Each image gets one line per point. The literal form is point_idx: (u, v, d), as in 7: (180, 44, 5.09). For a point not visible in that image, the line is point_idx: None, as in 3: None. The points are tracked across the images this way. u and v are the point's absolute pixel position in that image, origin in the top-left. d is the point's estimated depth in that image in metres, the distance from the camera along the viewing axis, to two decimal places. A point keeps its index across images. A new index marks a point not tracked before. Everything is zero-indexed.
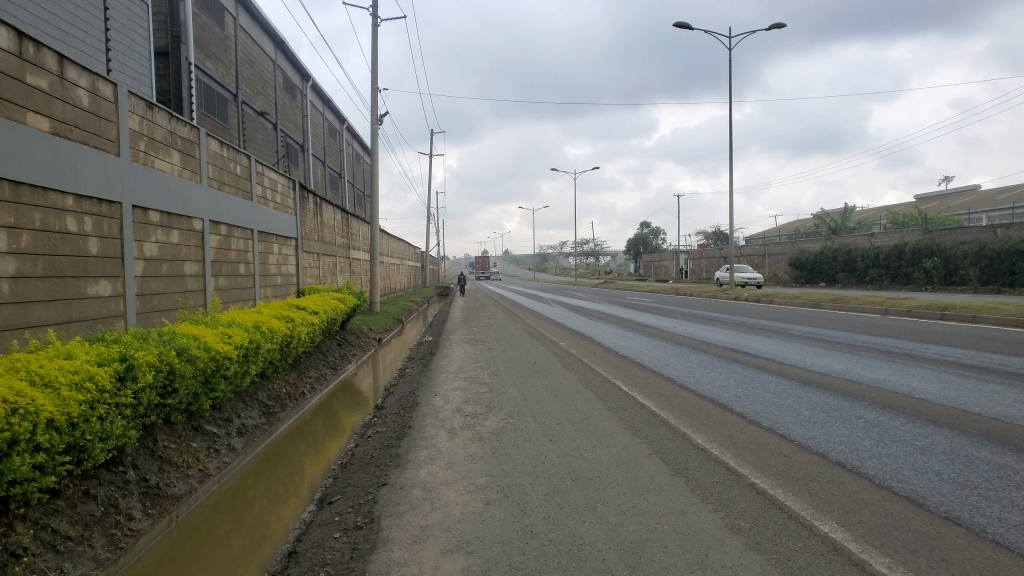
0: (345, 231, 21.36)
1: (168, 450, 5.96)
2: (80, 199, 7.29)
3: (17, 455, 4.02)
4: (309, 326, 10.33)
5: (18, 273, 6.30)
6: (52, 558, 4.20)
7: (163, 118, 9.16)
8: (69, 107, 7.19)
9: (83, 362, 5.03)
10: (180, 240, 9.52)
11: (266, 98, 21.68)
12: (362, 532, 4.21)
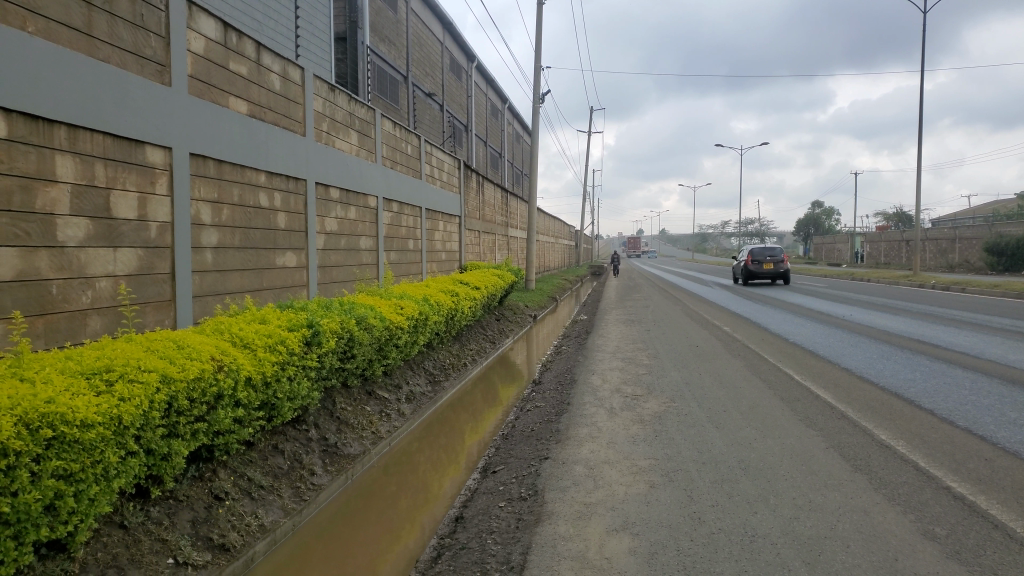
0: (505, 209, 21.74)
1: (345, 412, 6.37)
2: (271, 176, 7.87)
3: (221, 409, 4.48)
4: (471, 300, 10.64)
5: (220, 243, 6.95)
6: (249, 504, 4.70)
7: (344, 100, 9.70)
8: (264, 91, 7.78)
9: (276, 327, 5.44)
10: (356, 216, 10.08)
11: (434, 79, 22.41)
12: (527, 503, 4.29)
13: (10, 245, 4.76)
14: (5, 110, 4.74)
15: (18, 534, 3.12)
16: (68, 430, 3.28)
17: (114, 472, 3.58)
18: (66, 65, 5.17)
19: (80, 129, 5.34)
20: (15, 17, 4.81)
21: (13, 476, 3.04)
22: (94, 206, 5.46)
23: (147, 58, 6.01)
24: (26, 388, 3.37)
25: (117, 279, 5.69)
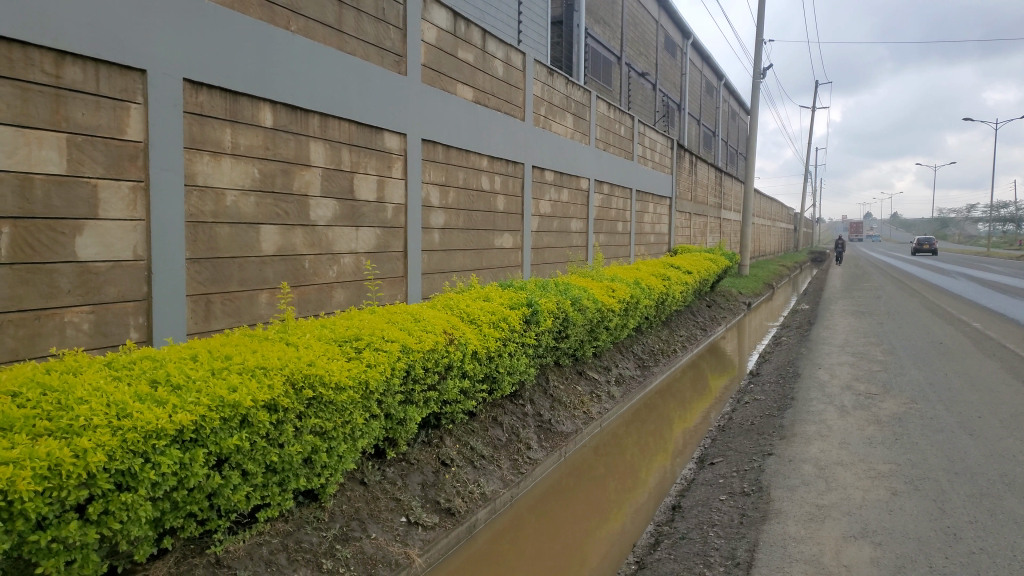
0: (718, 191, 20.91)
1: (558, 391, 6.48)
2: (492, 160, 8.15)
3: (450, 380, 4.72)
4: (682, 285, 10.37)
5: (445, 225, 7.33)
6: (472, 472, 4.92)
7: (561, 83, 9.81)
8: (488, 77, 8.06)
9: (499, 304, 5.63)
10: (569, 199, 10.19)
11: (648, 59, 21.95)
12: (750, 499, 4.09)
13: (272, 223, 5.35)
14: (271, 102, 5.31)
15: (283, 481, 3.54)
16: (324, 391, 3.63)
17: (359, 432, 3.92)
18: (321, 59, 5.68)
19: (331, 118, 5.85)
20: (282, 18, 5.37)
21: (281, 429, 3.42)
22: (341, 187, 5.97)
23: (387, 49, 6.45)
24: (292, 351, 3.76)
25: (357, 256, 6.21)
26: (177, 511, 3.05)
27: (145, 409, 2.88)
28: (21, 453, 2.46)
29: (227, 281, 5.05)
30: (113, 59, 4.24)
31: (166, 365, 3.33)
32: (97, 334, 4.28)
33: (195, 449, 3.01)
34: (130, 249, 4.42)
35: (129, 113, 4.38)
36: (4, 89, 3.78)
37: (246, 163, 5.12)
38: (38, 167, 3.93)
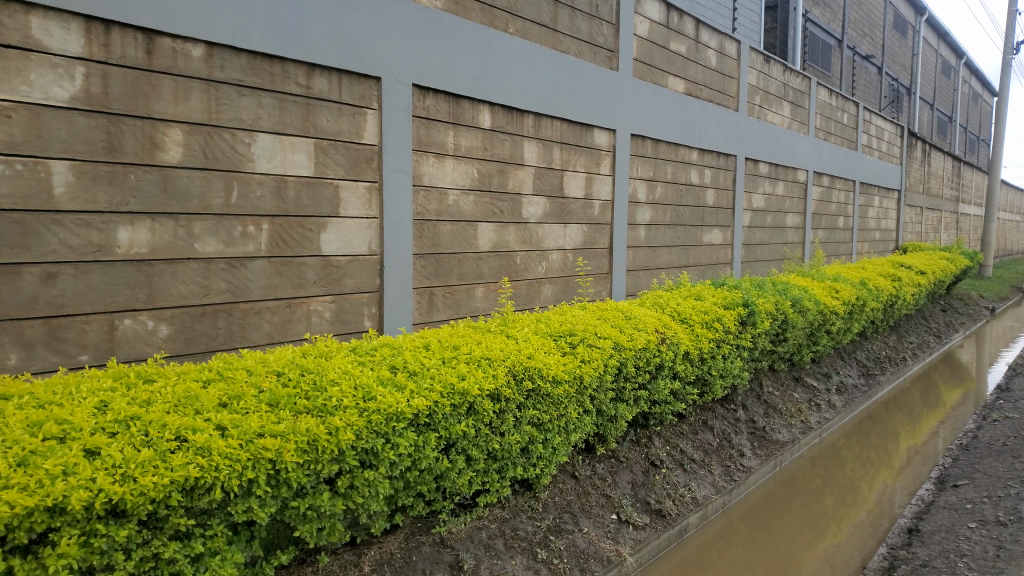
0: (954, 182, 18.80)
1: (773, 397, 6.17)
2: (703, 153, 7.90)
3: (662, 379, 4.65)
4: (913, 287, 9.44)
5: (653, 221, 7.23)
6: (681, 474, 4.79)
7: (778, 70, 9.32)
8: (701, 68, 7.81)
9: (712, 304, 5.44)
10: (784, 192, 9.63)
11: (873, 40, 20.16)
12: (1007, 530, 3.63)
13: (489, 221, 5.61)
14: (490, 104, 5.52)
15: (502, 469, 3.67)
16: (543, 384, 3.71)
17: (573, 425, 3.97)
18: (537, 59, 5.81)
19: (545, 117, 5.97)
20: (501, 21, 5.56)
21: (503, 418, 3.55)
22: (551, 185, 6.09)
23: (600, 46, 6.46)
24: (513, 344, 3.87)
25: (566, 252, 6.30)
26: (408, 490, 3.25)
27: (386, 393, 3.10)
28: (285, 427, 2.74)
29: (447, 275, 5.38)
30: (354, 68, 4.63)
31: (403, 353, 3.57)
32: (337, 322, 4.76)
33: (427, 433, 3.21)
34: (365, 244, 4.86)
35: (366, 118, 4.77)
36: (267, 100, 4.28)
37: (466, 163, 5.38)
38: (291, 170, 4.43)
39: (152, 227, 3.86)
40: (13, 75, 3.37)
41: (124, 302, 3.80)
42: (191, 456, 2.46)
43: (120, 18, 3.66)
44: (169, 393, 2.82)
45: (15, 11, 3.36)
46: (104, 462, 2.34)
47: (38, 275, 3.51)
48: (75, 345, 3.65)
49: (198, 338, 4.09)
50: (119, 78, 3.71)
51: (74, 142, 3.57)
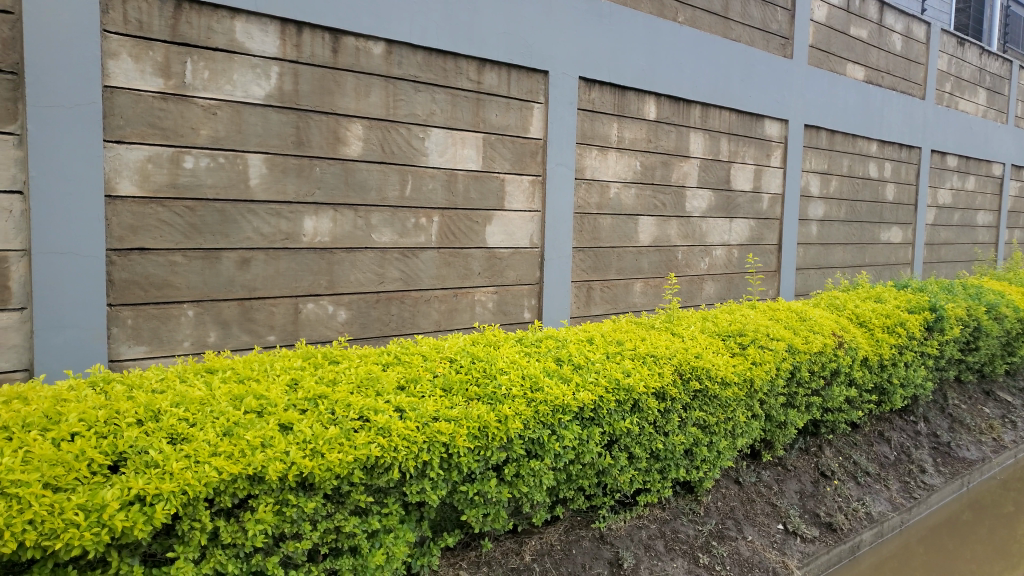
0: None
1: (958, 411, 5.67)
2: (883, 145, 7.38)
3: (836, 386, 4.38)
4: None
5: (825, 216, 6.86)
6: (854, 487, 4.48)
7: (973, 54, 8.52)
8: (885, 54, 7.27)
9: (895, 307, 5.06)
10: (976, 187, 8.80)
11: None
12: None
13: (651, 215, 5.58)
14: (657, 95, 5.50)
15: (664, 469, 3.58)
16: (711, 384, 3.58)
17: (740, 430, 3.82)
18: (706, 48, 5.70)
19: (713, 108, 5.86)
20: (671, 10, 5.51)
21: (667, 418, 3.47)
22: (717, 178, 5.97)
23: (774, 33, 6.21)
24: (680, 342, 3.77)
25: (730, 247, 6.15)
26: (570, 483, 3.24)
27: (553, 385, 3.11)
28: (458, 413, 2.82)
29: (607, 270, 5.36)
30: (523, 63, 4.73)
31: (569, 345, 3.57)
32: (499, 313, 4.87)
33: (592, 427, 3.19)
34: (528, 237, 4.94)
35: (532, 112, 4.87)
36: (440, 96, 4.47)
37: (629, 156, 5.39)
38: (461, 164, 4.60)
39: (334, 217, 4.14)
40: (219, 75, 3.69)
41: (308, 287, 4.09)
42: (372, 436, 2.57)
43: (310, 19, 3.91)
44: (352, 375, 2.97)
45: (222, 16, 3.68)
46: (296, 437, 2.49)
47: (235, 260, 3.83)
48: (264, 326, 3.96)
49: (372, 323, 4.33)
50: (308, 76, 3.98)
51: (268, 138, 3.88)
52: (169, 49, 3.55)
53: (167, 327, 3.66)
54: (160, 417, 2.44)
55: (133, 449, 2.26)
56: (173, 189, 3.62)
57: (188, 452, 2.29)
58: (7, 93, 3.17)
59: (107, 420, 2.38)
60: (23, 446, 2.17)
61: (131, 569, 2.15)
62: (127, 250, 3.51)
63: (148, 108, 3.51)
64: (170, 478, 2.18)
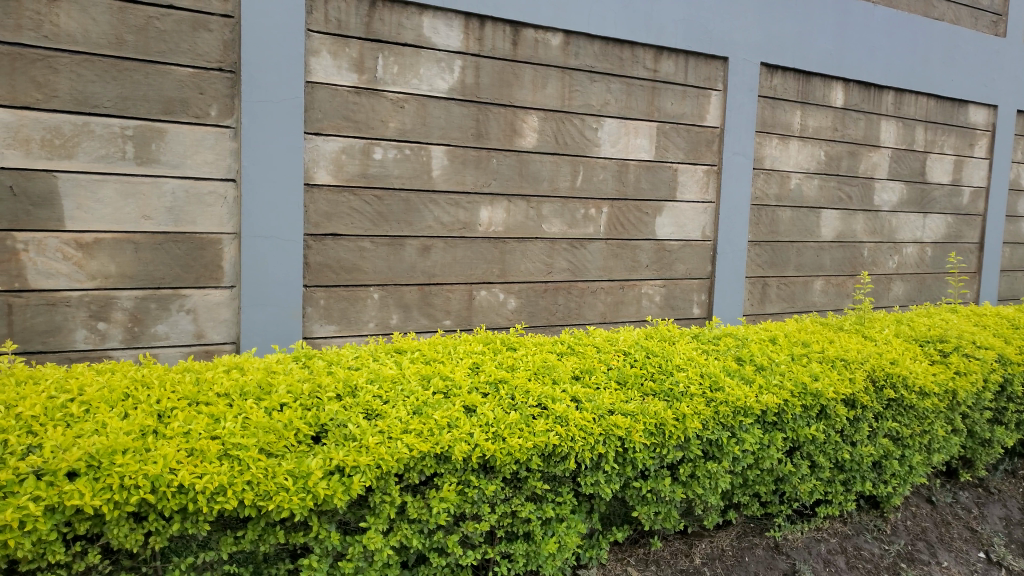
0: None
1: None
2: None
3: None
4: None
5: None
6: None
7: None
8: None
9: None
10: None
11: None
12: None
13: (835, 208, 5.25)
14: (845, 81, 5.15)
15: (848, 482, 3.37)
16: (908, 394, 3.32)
17: (938, 445, 3.51)
18: (903, 29, 5.27)
19: (908, 93, 5.42)
20: None
21: (856, 427, 3.26)
22: (911, 169, 5.52)
23: (983, 10, 5.64)
24: (873, 346, 3.51)
25: (923, 245, 5.66)
26: (745, 488, 3.11)
27: (735, 385, 2.99)
28: (635, 407, 2.79)
29: (784, 265, 5.09)
30: (702, 50, 4.58)
31: (750, 344, 3.43)
32: (667, 307, 4.76)
33: (774, 432, 3.06)
34: (700, 230, 4.79)
35: (710, 100, 4.70)
36: (616, 86, 4.42)
37: (813, 145, 5.09)
38: (634, 154, 4.53)
39: (508, 207, 4.21)
40: (407, 69, 3.86)
41: (481, 275, 4.19)
42: (551, 425, 2.63)
43: (493, 12, 3.99)
44: (530, 362, 3.04)
45: (412, 13, 3.83)
46: (479, 420, 2.61)
47: (417, 247, 4.00)
48: (440, 311, 4.10)
49: (541, 313, 4.36)
50: (489, 69, 4.06)
51: (450, 130, 4.00)
52: (364, 45, 3.74)
53: (354, 309, 3.88)
54: (357, 393, 2.66)
55: (334, 422, 2.49)
56: (363, 179, 3.83)
57: (382, 428, 2.47)
58: (226, 90, 3.50)
59: (311, 393, 2.63)
60: (242, 412, 2.46)
61: (329, 534, 2.37)
62: (322, 235, 3.76)
63: (343, 103, 3.73)
64: (366, 452, 2.37)
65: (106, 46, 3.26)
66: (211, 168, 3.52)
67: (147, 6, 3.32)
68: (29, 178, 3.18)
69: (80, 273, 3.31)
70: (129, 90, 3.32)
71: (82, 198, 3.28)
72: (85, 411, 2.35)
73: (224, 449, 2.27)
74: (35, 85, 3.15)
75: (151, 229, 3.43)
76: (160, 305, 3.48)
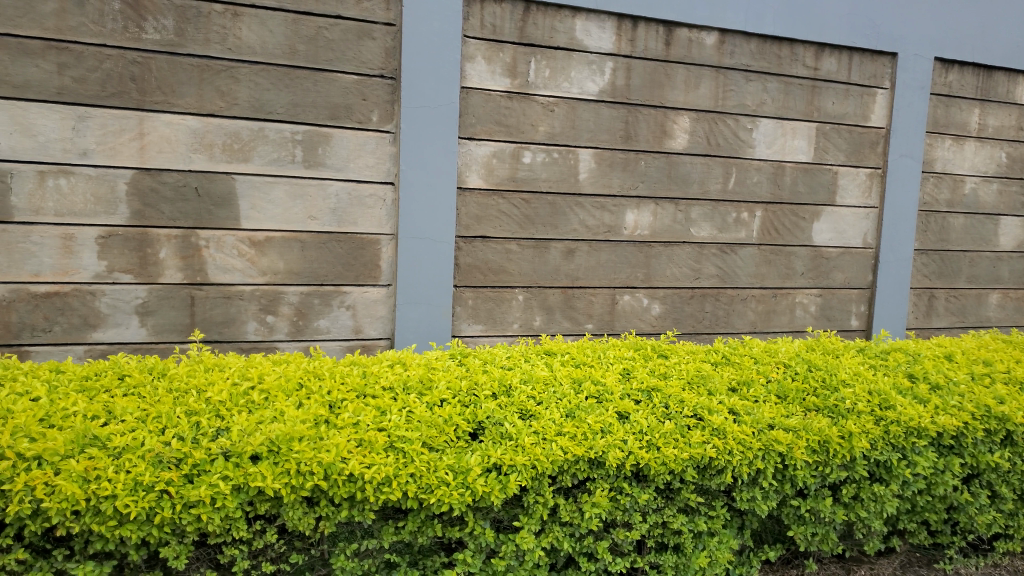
0: None
1: None
2: None
3: None
4: None
5: None
6: None
7: None
8: None
9: None
10: None
11: None
12: None
13: (1016, 215, 4.82)
14: None
15: None
16: None
17: None
18: None
19: None
20: None
21: None
22: None
23: None
24: None
25: None
26: (913, 516, 2.88)
27: (908, 404, 2.80)
28: (798, 423, 2.66)
29: (954, 276, 4.72)
30: (868, 45, 4.32)
31: (923, 361, 3.20)
32: (821, 318, 4.51)
33: (950, 456, 2.83)
34: (860, 236, 4.52)
35: (874, 99, 4.43)
36: (772, 85, 4.24)
37: (992, 146, 4.70)
38: (790, 156, 4.33)
39: (655, 211, 4.13)
40: (558, 73, 3.88)
41: (626, 279, 4.13)
42: (708, 436, 2.56)
43: (646, 13, 3.93)
44: (683, 371, 2.99)
45: (565, 16, 3.85)
46: (633, 427, 2.58)
47: (562, 250, 4.00)
48: (583, 314, 4.09)
49: (686, 319, 4.26)
50: (640, 70, 4.01)
51: (599, 132, 3.98)
52: (517, 50, 3.79)
53: (500, 309, 3.93)
54: (512, 392, 2.72)
55: (490, 420, 2.54)
56: (512, 182, 3.87)
57: (537, 429, 2.50)
58: (387, 96, 3.65)
59: (468, 390, 2.71)
60: (405, 406, 2.57)
61: (482, 531, 2.42)
62: (471, 237, 3.84)
63: (496, 107, 3.79)
64: (522, 452, 2.40)
65: (281, 56, 3.47)
66: (371, 172, 3.68)
67: (318, 18, 3.51)
68: (212, 180, 3.45)
69: (253, 269, 3.55)
70: (300, 98, 3.52)
71: (257, 200, 3.52)
72: (265, 398, 2.54)
73: (390, 442, 2.36)
74: (219, 94, 3.41)
75: (317, 229, 3.62)
76: (322, 301, 3.68)
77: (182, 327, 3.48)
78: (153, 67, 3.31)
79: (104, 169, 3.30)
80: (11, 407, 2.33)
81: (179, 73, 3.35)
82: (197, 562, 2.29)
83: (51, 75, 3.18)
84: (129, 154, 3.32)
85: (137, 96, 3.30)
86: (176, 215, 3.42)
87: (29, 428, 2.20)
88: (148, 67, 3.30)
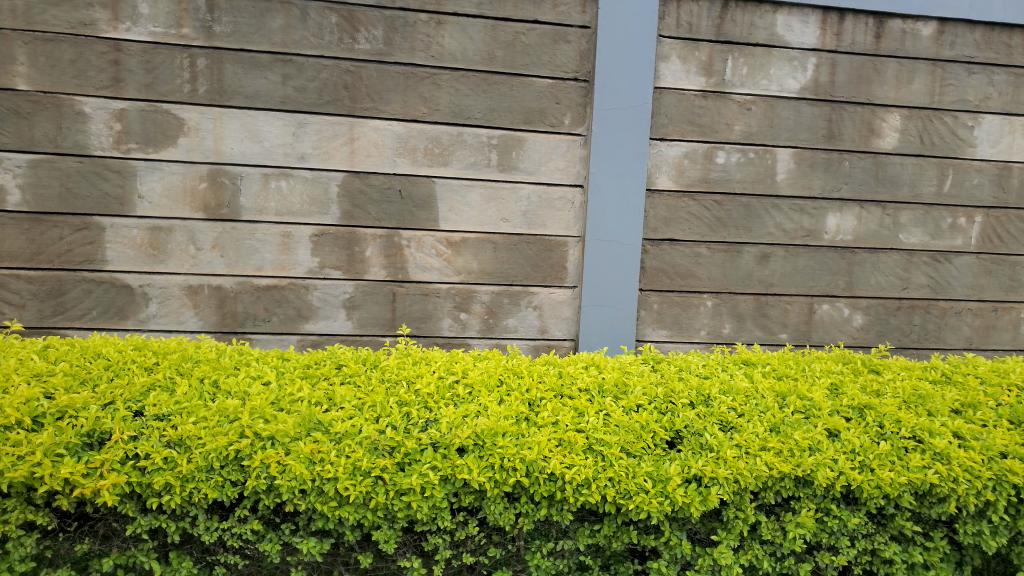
0: None
1: None
2: None
3: None
4: None
5: None
6: None
7: None
8: None
9: None
10: None
11: None
12: None
13: None
14: None
15: None
16: None
17: None
18: None
19: None
20: None
21: None
22: None
23: None
24: None
25: None
26: None
27: None
28: None
29: None
30: None
31: None
32: None
33: None
34: None
35: None
36: (1000, 77, 3.85)
37: None
38: (1018, 155, 3.90)
39: (860, 214, 3.86)
40: (757, 70, 3.72)
41: (824, 287, 3.89)
42: (929, 461, 2.35)
43: (855, 4, 3.69)
44: (899, 389, 2.78)
45: (766, 11, 3.69)
46: (844, 446, 2.41)
47: (756, 255, 3.83)
48: (777, 324, 3.89)
49: (891, 332, 3.95)
50: (847, 66, 3.76)
51: (799, 131, 3.77)
52: (713, 48, 3.68)
53: (687, 315, 3.84)
54: (711, 402, 2.63)
55: (689, 430, 2.47)
56: (704, 184, 3.76)
57: (739, 442, 2.39)
58: (580, 99, 3.66)
59: (665, 397, 2.66)
60: (602, 409, 2.56)
61: (679, 542, 2.35)
62: (660, 240, 3.77)
63: (689, 107, 3.70)
64: (724, 464, 2.31)
65: (479, 62, 3.57)
66: (562, 175, 3.71)
67: (516, 23, 3.58)
68: (414, 183, 3.61)
69: (449, 269, 3.68)
70: (496, 102, 3.61)
71: (454, 202, 3.65)
72: (469, 393, 2.63)
73: (588, 444, 2.36)
74: (422, 100, 3.56)
75: (508, 231, 3.70)
76: (512, 300, 3.75)
77: (383, 322, 3.68)
78: (364, 75, 3.52)
79: (319, 172, 3.55)
80: (248, 390, 2.57)
81: (386, 81, 3.53)
82: (403, 548, 2.38)
83: (277, 85, 3.47)
84: (341, 158, 3.55)
85: (349, 103, 3.52)
86: (381, 215, 3.61)
87: (263, 411, 2.41)
88: (359, 76, 3.51)
